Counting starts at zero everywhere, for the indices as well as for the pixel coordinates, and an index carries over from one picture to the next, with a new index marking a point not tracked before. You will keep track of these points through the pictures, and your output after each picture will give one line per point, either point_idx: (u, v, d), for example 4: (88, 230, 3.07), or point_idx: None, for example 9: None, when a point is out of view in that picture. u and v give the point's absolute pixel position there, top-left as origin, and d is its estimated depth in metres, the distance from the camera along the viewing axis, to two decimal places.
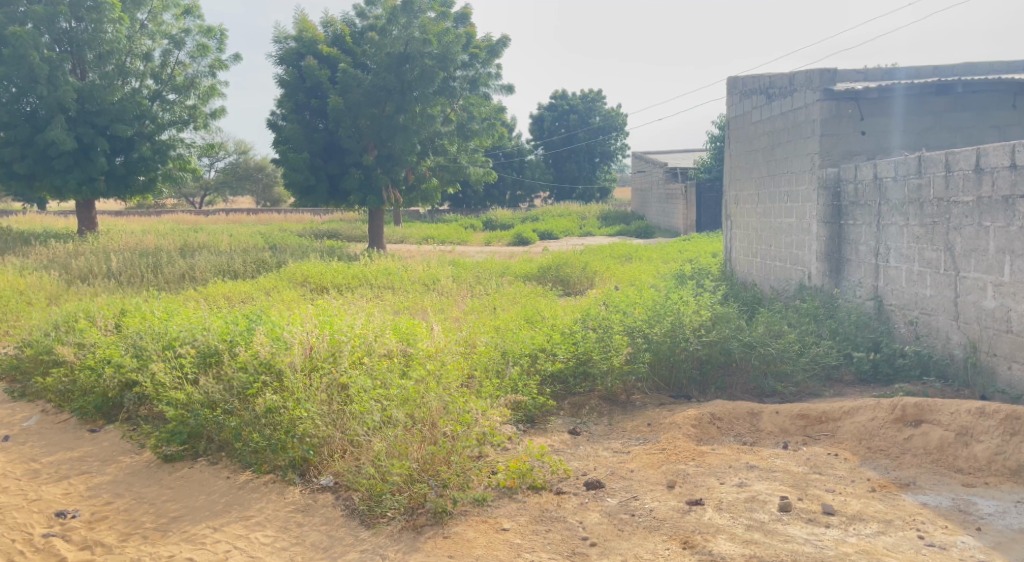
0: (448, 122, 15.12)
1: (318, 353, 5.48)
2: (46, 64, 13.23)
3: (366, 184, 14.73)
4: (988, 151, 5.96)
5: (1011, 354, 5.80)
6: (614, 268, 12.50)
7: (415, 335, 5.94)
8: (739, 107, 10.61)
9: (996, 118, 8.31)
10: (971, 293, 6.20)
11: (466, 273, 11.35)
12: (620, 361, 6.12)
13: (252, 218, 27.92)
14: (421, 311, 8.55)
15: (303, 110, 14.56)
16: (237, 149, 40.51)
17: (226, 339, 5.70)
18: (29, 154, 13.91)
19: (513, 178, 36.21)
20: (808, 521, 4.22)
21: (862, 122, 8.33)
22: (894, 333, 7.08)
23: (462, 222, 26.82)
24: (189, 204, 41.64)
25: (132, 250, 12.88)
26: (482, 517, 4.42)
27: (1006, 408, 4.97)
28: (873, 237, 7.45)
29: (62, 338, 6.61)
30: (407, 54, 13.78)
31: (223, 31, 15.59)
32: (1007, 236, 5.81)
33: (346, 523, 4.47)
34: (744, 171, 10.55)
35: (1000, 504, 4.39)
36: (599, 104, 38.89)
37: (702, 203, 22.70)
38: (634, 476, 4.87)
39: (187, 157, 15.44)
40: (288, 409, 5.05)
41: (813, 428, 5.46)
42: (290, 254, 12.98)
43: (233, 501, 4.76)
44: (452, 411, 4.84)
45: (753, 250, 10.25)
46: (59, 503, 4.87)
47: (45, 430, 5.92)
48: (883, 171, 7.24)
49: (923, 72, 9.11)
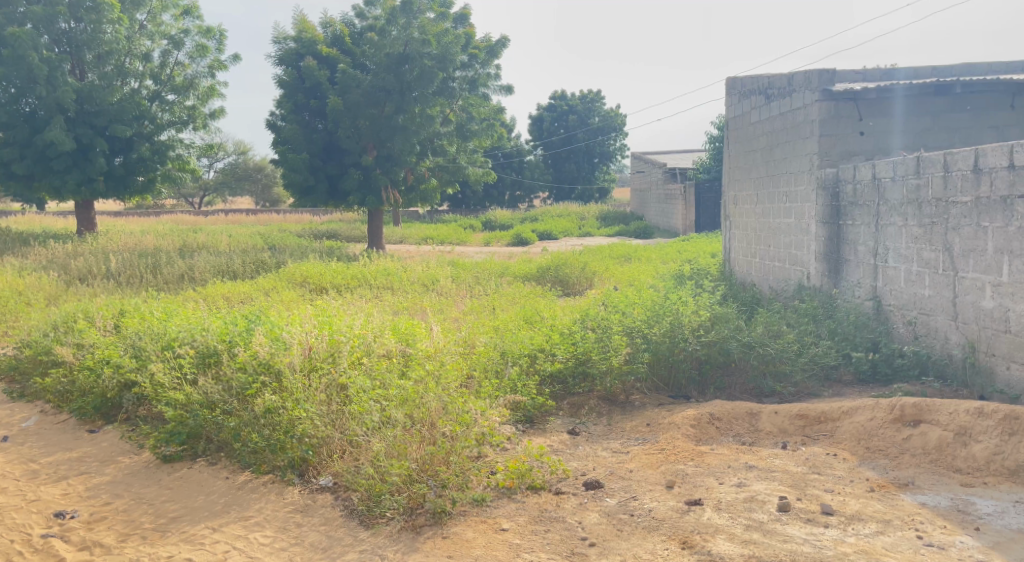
0: (448, 122, 15.12)
1: (317, 353, 5.47)
2: (45, 65, 13.21)
3: (366, 185, 14.73)
4: (986, 151, 5.97)
5: (1009, 354, 5.81)
6: (614, 268, 12.50)
7: (414, 335, 5.94)
8: (738, 107, 10.60)
9: (995, 118, 8.31)
10: (969, 293, 6.21)
11: (465, 274, 11.35)
12: (619, 361, 6.11)
13: (252, 219, 27.93)
14: (420, 311, 8.55)
15: (302, 110, 14.56)
16: (237, 149, 40.56)
17: (225, 339, 5.70)
18: (28, 154, 13.92)
19: (513, 178, 36.22)
20: (807, 520, 4.23)
21: (861, 122, 8.34)
22: (893, 333, 7.08)
23: (462, 223, 26.84)
24: (188, 204, 41.65)
25: (131, 250, 12.88)
26: (480, 517, 4.42)
27: (1004, 408, 4.98)
28: (872, 237, 7.46)
29: (61, 339, 6.61)
30: (406, 54, 13.71)
31: (223, 32, 15.59)
32: (1006, 236, 5.82)
33: (345, 523, 4.48)
34: (743, 171, 10.55)
35: (999, 504, 4.39)
36: (599, 104, 38.89)
37: (701, 203, 22.70)
38: (633, 476, 4.87)
39: (186, 157, 15.45)
40: (288, 409, 5.05)
41: (812, 428, 5.47)
42: (289, 254, 12.98)
43: (232, 501, 4.76)
44: (451, 411, 4.84)
45: (752, 250, 10.25)
46: (58, 504, 4.87)
47: (44, 430, 5.92)
48: (882, 171, 7.25)
49: (922, 72, 9.12)
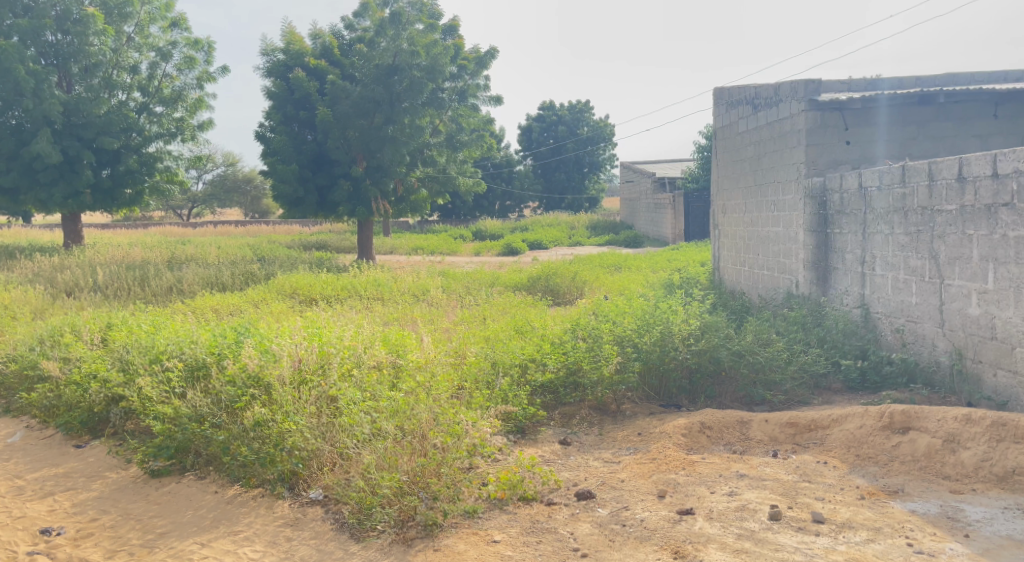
0: (437, 132, 15.14)
1: (307, 365, 5.43)
2: (31, 77, 13.08)
3: (355, 196, 14.70)
4: (970, 160, 6.02)
5: (996, 360, 5.84)
6: (604, 277, 12.54)
7: (404, 346, 5.94)
8: (725, 116, 10.66)
9: (978, 127, 8.36)
10: (956, 300, 6.24)
11: (455, 284, 11.38)
12: (610, 371, 6.09)
13: (240, 230, 27.87)
14: (410, 322, 8.53)
15: (291, 122, 14.57)
16: (225, 161, 40.47)
17: (213, 352, 5.66)
18: (14, 167, 13.89)
19: (502, 189, 36.32)
20: (798, 529, 4.23)
21: (847, 132, 8.40)
22: (882, 341, 7.12)
23: (451, 233, 26.89)
24: (177, 216, 41.64)
25: (119, 263, 12.86)
26: (472, 529, 4.40)
27: (992, 414, 4.99)
28: (859, 245, 7.49)
29: (47, 353, 6.56)
30: (395, 66, 13.82)
31: (211, 43, 15.59)
32: (990, 244, 5.85)
33: (336, 536, 4.45)
34: (731, 181, 10.59)
35: (988, 511, 4.40)
36: (587, 114, 39.11)
37: (690, 213, 22.81)
38: (624, 486, 4.86)
39: (175, 169, 15.45)
40: (277, 423, 5.01)
41: (803, 436, 5.47)
42: (278, 266, 12.94)
43: (221, 516, 4.74)
44: (442, 422, 4.81)
45: (741, 259, 10.29)
46: (44, 521, 4.83)
47: (29, 446, 5.88)
48: (868, 180, 7.30)
49: (906, 82, 9.18)
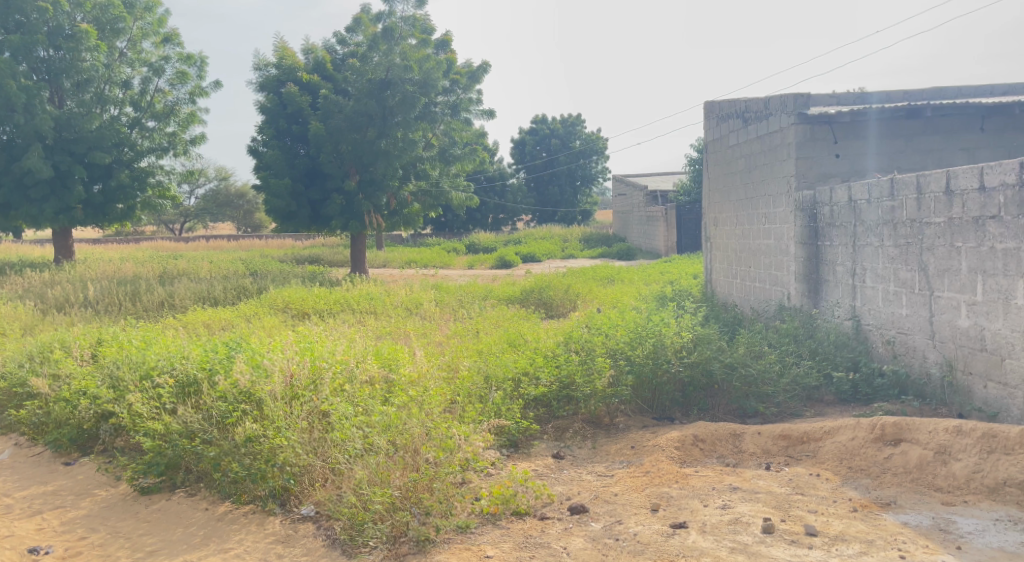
0: (430, 146, 15.09)
1: (298, 381, 5.40)
2: (23, 92, 13.02)
3: (348, 210, 14.66)
4: (958, 173, 6.06)
5: (986, 372, 5.86)
6: (597, 289, 12.54)
7: (397, 360, 5.93)
8: (716, 130, 10.71)
9: (965, 140, 8.41)
10: (945, 312, 6.26)
11: (448, 297, 11.37)
12: (603, 384, 6.06)
13: (231, 245, 27.70)
14: (403, 336, 8.49)
15: (283, 136, 14.56)
16: (217, 175, 40.40)
17: (204, 368, 5.62)
18: (5, 183, 13.86)
19: (495, 203, 36.16)
20: (791, 542, 4.22)
21: (837, 145, 8.46)
22: (872, 352, 7.14)
23: (444, 247, 26.86)
24: (170, 231, 41.55)
25: (109, 278, 12.80)
26: (465, 544, 4.36)
27: (982, 426, 5.00)
28: (850, 257, 7.52)
29: (36, 371, 6.50)
30: (387, 80, 13.80)
31: (203, 58, 15.63)
32: (979, 256, 5.89)
33: (327, 553, 4.44)
34: (722, 194, 10.64)
35: (980, 523, 4.41)
36: (580, 128, 39.49)
37: (682, 226, 22.91)
38: (617, 500, 4.85)
39: (167, 183, 15.53)
40: (268, 438, 4.98)
41: (795, 449, 5.47)
42: (271, 280, 12.91)
43: (211, 533, 4.71)
44: (435, 436, 4.79)
45: (733, 270, 10.31)
46: (32, 539, 4.78)
47: (18, 464, 5.85)
48: (858, 193, 7.34)
49: (893, 97, 9.25)
